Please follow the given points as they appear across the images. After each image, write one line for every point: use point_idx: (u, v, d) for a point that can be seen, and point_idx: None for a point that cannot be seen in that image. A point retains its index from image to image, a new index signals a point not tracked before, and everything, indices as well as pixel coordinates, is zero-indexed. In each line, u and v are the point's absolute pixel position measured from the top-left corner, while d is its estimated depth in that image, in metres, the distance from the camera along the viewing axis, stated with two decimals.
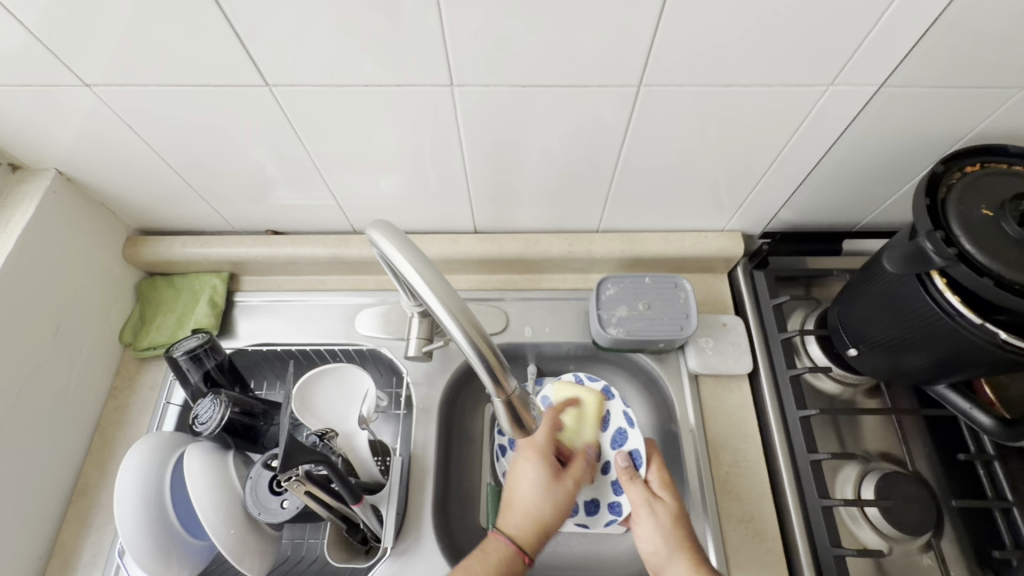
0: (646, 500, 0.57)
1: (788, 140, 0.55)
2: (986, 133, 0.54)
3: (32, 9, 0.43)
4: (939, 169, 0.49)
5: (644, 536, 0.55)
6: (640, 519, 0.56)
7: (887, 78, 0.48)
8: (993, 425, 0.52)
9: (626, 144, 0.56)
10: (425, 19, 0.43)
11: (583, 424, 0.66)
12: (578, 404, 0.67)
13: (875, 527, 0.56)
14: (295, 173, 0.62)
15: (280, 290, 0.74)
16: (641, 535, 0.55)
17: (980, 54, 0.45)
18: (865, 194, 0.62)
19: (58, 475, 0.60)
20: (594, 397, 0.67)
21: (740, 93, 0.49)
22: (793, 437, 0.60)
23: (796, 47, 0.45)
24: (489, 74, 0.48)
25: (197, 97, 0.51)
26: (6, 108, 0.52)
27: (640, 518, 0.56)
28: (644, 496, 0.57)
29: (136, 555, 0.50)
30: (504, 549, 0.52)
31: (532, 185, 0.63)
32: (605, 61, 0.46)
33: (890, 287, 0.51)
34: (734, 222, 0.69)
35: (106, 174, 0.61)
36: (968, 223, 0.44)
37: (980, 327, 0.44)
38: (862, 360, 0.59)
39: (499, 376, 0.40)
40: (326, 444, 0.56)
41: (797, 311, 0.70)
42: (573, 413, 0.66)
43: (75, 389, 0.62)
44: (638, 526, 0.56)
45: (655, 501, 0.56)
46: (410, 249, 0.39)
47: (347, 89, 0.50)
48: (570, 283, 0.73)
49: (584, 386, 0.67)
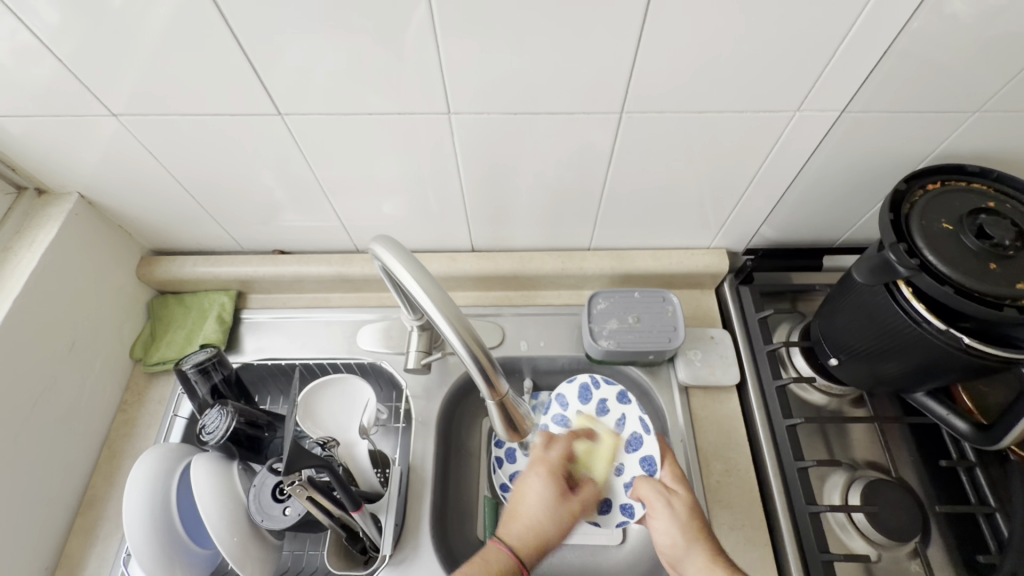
0: (661, 494, 0.57)
1: (763, 161, 0.59)
2: (948, 153, 0.57)
3: (70, 51, 0.48)
4: (902, 187, 0.52)
5: (662, 529, 0.55)
6: (657, 513, 0.56)
7: (847, 104, 0.52)
8: (970, 430, 0.55)
9: (612, 166, 0.60)
10: (424, 53, 0.48)
11: (597, 460, 0.64)
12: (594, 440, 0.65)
13: (863, 534, 0.58)
14: (302, 196, 0.66)
15: (285, 307, 0.77)
16: (658, 529, 0.55)
17: (933, 81, 0.50)
18: (839, 212, 0.66)
19: (65, 487, 0.61)
20: (613, 442, 0.66)
21: (715, 119, 0.53)
22: (781, 445, 0.61)
23: (763, 76, 0.49)
24: (484, 101, 0.52)
25: (212, 126, 0.55)
26: (36, 135, 0.56)
27: (657, 513, 0.56)
28: (658, 489, 0.57)
29: (142, 561, 0.51)
30: (502, 561, 0.50)
31: (526, 206, 0.66)
32: (590, 90, 0.51)
33: (864, 297, 0.54)
34: (719, 240, 0.72)
35: (125, 197, 0.65)
36: (930, 237, 0.48)
37: (944, 332, 0.47)
38: (843, 369, 0.61)
39: (491, 376, 0.43)
40: (329, 451, 0.59)
41: (783, 324, 0.73)
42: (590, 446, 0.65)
43: (86, 401, 0.65)
44: (654, 520, 0.56)
45: (670, 494, 0.56)
46: (409, 260, 0.42)
47: (353, 117, 0.54)
48: (563, 299, 0.76)
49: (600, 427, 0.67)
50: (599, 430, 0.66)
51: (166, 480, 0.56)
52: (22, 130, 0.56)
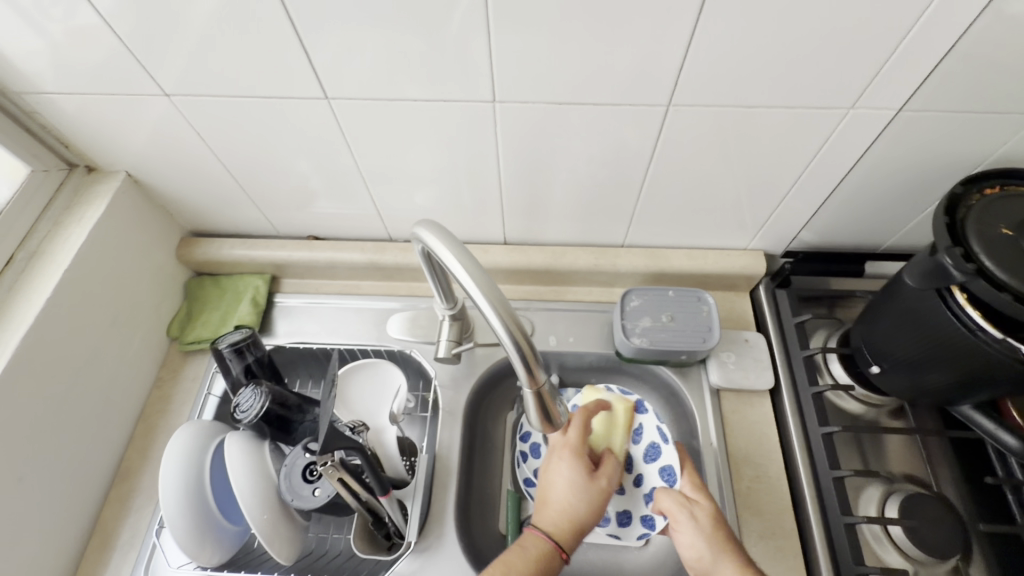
0: (683, 506, 0.55)
1: (810, 161, 0.57)
2: (1005, 158, 0.56)
3: (129, 31, 0.49)
4: (958, 191, 0.51)
5: (686, 543, 0.53)
6: (680, 526, 0.54)
7: (904, 104, 0.50)
8: (1021, 446, 0.53)
9: (653, 162, 0.59)
10: (475, 39, 0.48)
11: (613, 429, 0.63)
12: (610, 411, 0.65)
13: (899, 549, 0.56)
14: (340, 183, 0.66)
15: (317, 293, 0.77)
16: (682, 542, 0.53)
17: (998, 83, 0.48)
18: (885, 216, 0.64)
19: (102, 459, 0.63)
20: (625, 405, 0.65)
21: (764, 114, 0.52)
22: (816, 453, 0.60)
23: (815, 73, 0.48)
24: (528, 89, 0.52)
25: (259, 108, 0.56)
26: (91, 112, 0.58)
27: (680, 525, 0.54)
28: (680, 501, 0.56)
29: (176, 534, 0.52)
30: (540, 546, 0.51)
31: (562, 200, 0.66)
32: (637, 80, 0.50)
33: (912, 304, 0.52)
34: (757, 241, 0.71)
35: (170, 177, 0.67)
36: (988, 241, 0.46)
37: (1001, 341, 0.45)
38: (884, 377, 0.60)
39: (532, 365, 0.42)
40: (359, 435, 0.58)
41: (820, 329, 0.71)
42: (604, 418, 0.64)
43: (125, 375, 0.66)
44: (677, 533, 0.54)
45: (693, 506, 0.55)
46: (457, 248, 0.42)
47: (397, 104, 0.55)
48: (594, 296, 0.75)
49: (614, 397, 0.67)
50: (610, 399, 0.66)
51: (198, 468, 0.56)
52: (75, 107, 0.57)
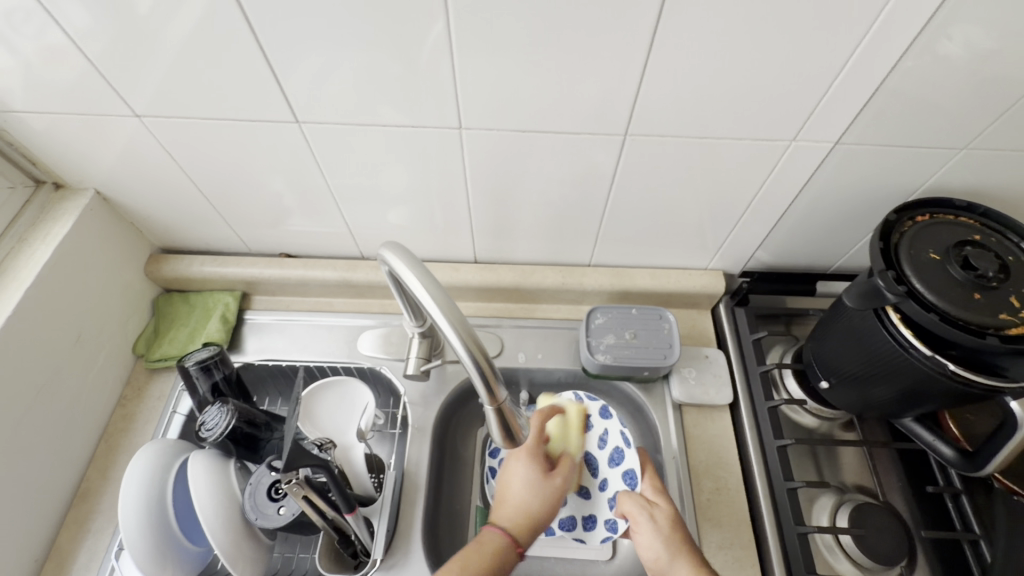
0: (643, 508, 0.57)
1: (759, 189, 0.61)
2: (938, 187, 0.60)
3: (99, 52, 0.50)
4: (892, 218, 0.54)
5: (644, 543, 0.54)
6: (640, 528, 0.56)
7: (841, 136, 0.54)
8: (955, 456, 0.56)
9: (614, 187, 0.62)
10: (440, 71, 0.50)
11: (567, 432, 0.65)
12: (564, 413, 0.67)
13: (850, 557, 0.59)
14: (311, 203, 0.68)
15: (288, 310, 0.78)
16: (642, 543, 0.54)
17: (925, 119, 0.52)
18: (835, 239, 0.68)
19: (62, 479, 0.62)
20: (577, 408, 0.68)
21: (715, 144, 0.56)
22: (771, 464, 0.62)
23: (760, 106, 0.51)
24: (493, 116, 0.54)
25: (228, 129, 0.57)
26: (59, 130, 0.58)
27: (640, 527, 0.56)
28: (640, 503, 0.57)
29: (135, 555, 0.51)
30: (497, 542, 0.52)
31: (529, 221, 0.68)
32: (597, 109, 0.53)
33: (854, 322, 0.56)
34: (716, 262, 0.74)
35: (140, 195, 0.67)
36: (918, 265, 0.50)
37: (932, 359, 0.49)
38: (833, 393, 0.63)
39: (491, 383, 0.44)
40: (326, 453, 0.58)
41: (776, 346, 0.75)
42: (559, 421, 0.66)
43: (87, 394, 0.65)
44: (638, 534, 0.55)
45: (652, 508, 0.57)
46: (419, 268, 0.43)
47: (366, 128, 0.56)
48: (562, 313, 0.78)
49: (565, 400, 0.69)
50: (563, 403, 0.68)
51: (160, 488, 0.55)
52: (44, 125, 0.57)
